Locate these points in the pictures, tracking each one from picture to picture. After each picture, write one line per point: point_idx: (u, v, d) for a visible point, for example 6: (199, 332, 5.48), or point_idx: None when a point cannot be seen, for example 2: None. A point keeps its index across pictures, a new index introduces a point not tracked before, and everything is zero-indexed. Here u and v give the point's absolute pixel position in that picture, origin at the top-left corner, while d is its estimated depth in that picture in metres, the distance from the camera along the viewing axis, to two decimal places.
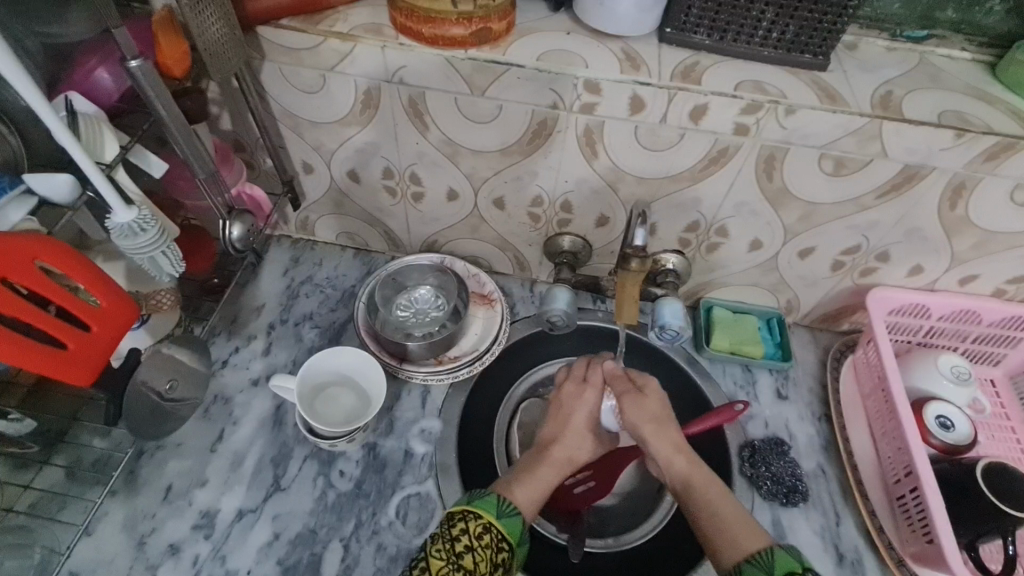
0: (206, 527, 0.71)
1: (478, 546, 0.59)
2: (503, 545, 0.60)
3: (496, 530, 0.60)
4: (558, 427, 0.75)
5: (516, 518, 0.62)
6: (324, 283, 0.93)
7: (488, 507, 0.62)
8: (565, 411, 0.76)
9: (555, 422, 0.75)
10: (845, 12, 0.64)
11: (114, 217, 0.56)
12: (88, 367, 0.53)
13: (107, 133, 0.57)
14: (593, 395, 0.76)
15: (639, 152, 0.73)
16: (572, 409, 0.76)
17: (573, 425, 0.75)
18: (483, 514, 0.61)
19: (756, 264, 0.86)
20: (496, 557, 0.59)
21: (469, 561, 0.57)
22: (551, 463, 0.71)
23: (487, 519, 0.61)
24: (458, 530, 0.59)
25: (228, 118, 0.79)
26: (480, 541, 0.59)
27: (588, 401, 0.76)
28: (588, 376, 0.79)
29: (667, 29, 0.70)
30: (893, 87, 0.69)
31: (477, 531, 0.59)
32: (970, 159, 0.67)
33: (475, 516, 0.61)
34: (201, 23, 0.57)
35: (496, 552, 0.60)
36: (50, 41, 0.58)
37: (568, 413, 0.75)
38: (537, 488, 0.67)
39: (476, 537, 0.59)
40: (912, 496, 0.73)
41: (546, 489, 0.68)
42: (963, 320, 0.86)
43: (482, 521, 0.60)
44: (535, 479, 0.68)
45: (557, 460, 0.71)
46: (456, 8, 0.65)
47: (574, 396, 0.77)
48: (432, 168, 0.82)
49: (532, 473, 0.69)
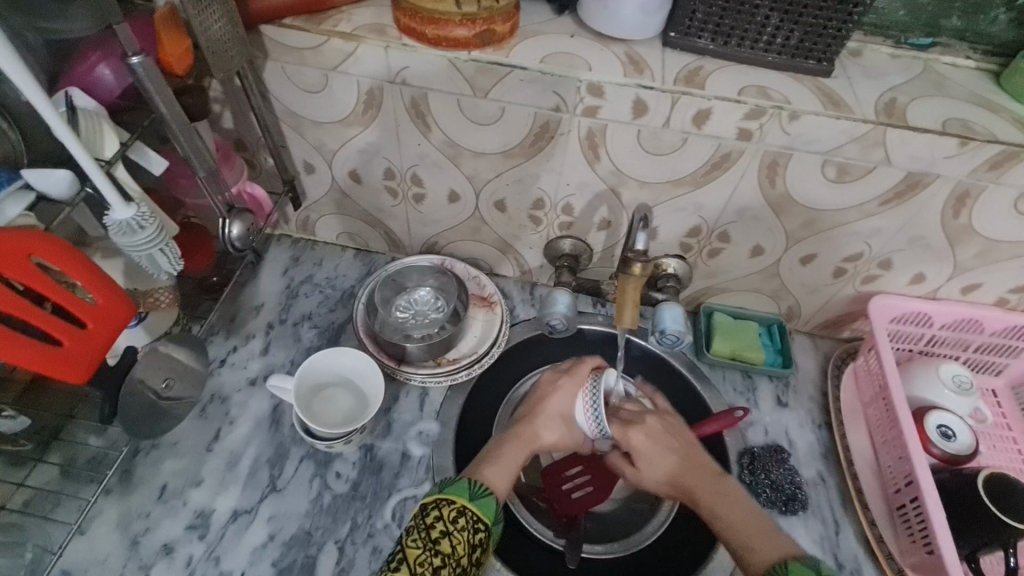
0: (200, 527, 0.71)
1: (453, 530, 0.58)
2: (479, 526, 0.60)
3: (470, 512, 0.60)
4: (532, 413, 0.73)
5: (490, 498, 0.62)
6: (324, 283, 0.93)
7: (461, 492, 0.61)
8: (541, 397, 0.74)
9: (530, 406, 0.73)
10: (850, 18, 0.63)
11: (112, 214, 0.55)
12: (81, 365, 0.52)
13: (107, 129, 0.57)
14: (571, 383, 0.74)
15: (642, 156, 0.73)
16: (546, 395, 0.74)
17: (547, 413, 0.72)
18: (456, 499, 0.60)
19: (757, 270, 0.86)
20: (474, 538, 0.59)
21: (445, 546, 0.57)
22: (521, 445, 0.69)
23: (460, 503, 0.60)
24: (432, 517, 0.59)
25: (230, 117, 0.78)
26: (456, 525, 0.59)
27: (564, 389, 0.74)
28: (570, 367, 0.76)
29: (672, 33, 0.70)
30: (897, 94, 0.69)
31: (452, 516, 0.59)
32: (974, 167, 0.67)
33: (448, 502, 0.60)
34: (204, 21, 0.57)
35: (473, 533, 0.59)
36: (53, 37, 0.58)
37: (544, 401, 0.73)
38: (506, 469, 0.66)
39: (451, 522, 0.59)
40: (912, 506, 0.72)
41: (516, 470, 0.66)
42: (965, 330, 0.85)
43: (456, 505, 0.60)
44: (505, 462, 0.66)
45: (528, 443, 0.70)
46: (459, 8, 0.64)
47: (551, 384, 0.75)
48: (434, 169, 0.81)
49: (501, 456, 0.67)
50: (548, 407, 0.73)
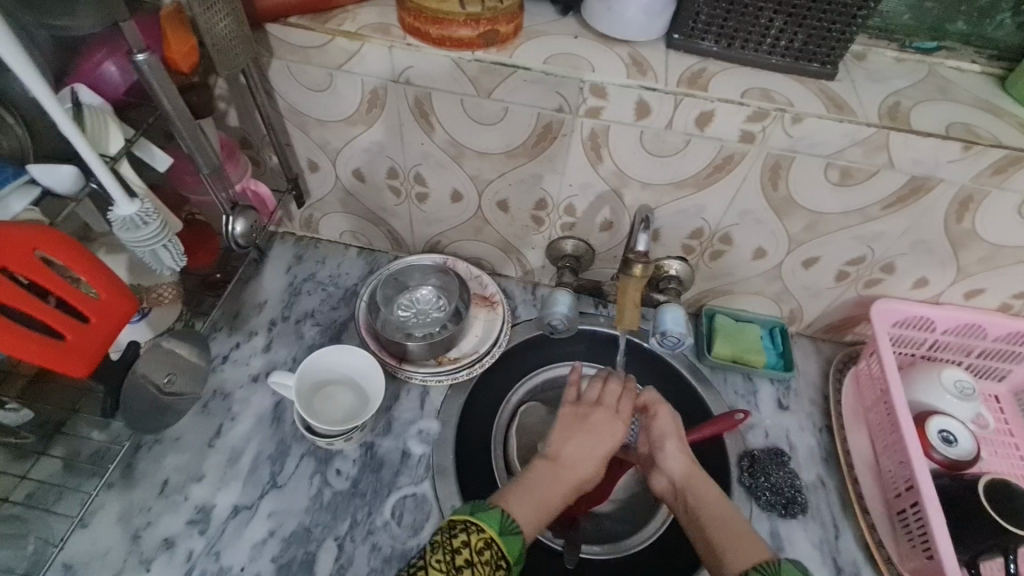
0: (201, 522, 0.71)
1: (477, 562, 0.56)
2: (502, 562, 0.58)
3: (497, 546, 0.58)
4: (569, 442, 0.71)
5: (519, 536, 0.60)
6: (326, 281, 0.93)
7: (491, 521, 0.59)
8: (586, 428, 0.71)
9: (571, 435, 0.71)
10: (854, 21, 0.63)
11: (115, 209, 0.55)
12: (83, 358, 0.52)
13: (112, 125, 0.57)
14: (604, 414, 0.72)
15: (644, 158, 0.73)
16: (594, 427, 0.72)
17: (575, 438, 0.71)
18: (486, 530, 0.58)
19: (759, 272, 0.86)
20: (495, 573, 0.57)
21: None
22: (559, 483, 0.67)
23: (489, 534, 0.58)
24: (459, 541, 0.57)
25: (235, 115, 0.79)
26: (480, 557, 0.57)
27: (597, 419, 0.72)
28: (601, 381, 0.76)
29: (676, 35, 0.70)
30: (901, 98, 0.69)
31: (478, 546, 0.57)
32: (978, 172, 0.67)
33: (477, 529, 0.58)
34: (210, 19, 0.57)
35: (495, 567, 0.57)
36: (60, 33, 0.58)
37: (581, 433, 0.71)
38: (533, 503, 0.64)
39: (476, 552, 0.57)
40: (913, 510, 0.72)
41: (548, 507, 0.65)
42: (967, 334, 0.85)
43: (484, 536, 0.58)
44: (538, 497, 0.64)
45: (567, 479, 0.67)
46: (464, 9, 0.65)
47: (595, 413, 0.73)
48: (437, 169, 0.82)
49: (534, 491, 0.65)
50: (587, 438, 0.71)
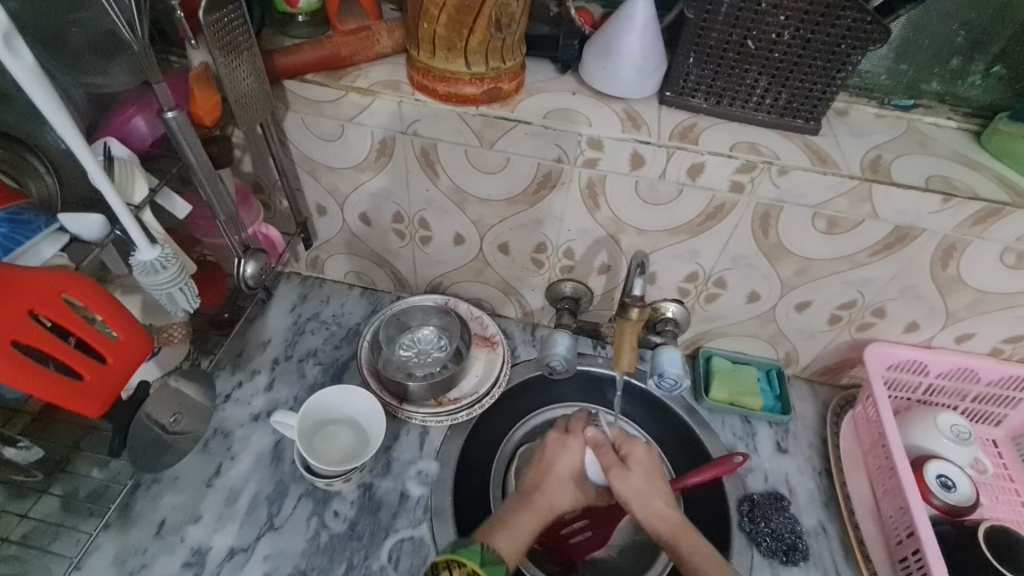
0: (196, 565, 0.71)
1: None
2: None
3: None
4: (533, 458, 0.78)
5: (500, 564, 0.65)
6: (330, 320, 0.96)
7: (473, 555, 0.65)
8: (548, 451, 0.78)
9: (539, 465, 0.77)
10: (834, 82, 0.68)
11: (137, 254, 0.58)
12: (97, 399, 0.53)
13: (138, 176, 0.61)
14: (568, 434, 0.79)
15: (640, 206, 0.77)
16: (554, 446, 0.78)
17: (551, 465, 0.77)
18: (468, 562, 0.64)
19: (754, 315, 0.88)
20: None
21: None
22: (532, 514, 0.73)
23: (472, 566, 0.64)
24: None
25: (249, 161, 0.83)
26: None
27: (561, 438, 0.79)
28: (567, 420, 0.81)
29: (667, 92, 0.74)
30: (882, 151, 0.73)
31: None
32: (959, 222, 0.70)
33: (460, 565, 0.64)
34: (233, 78, 0.62)
35: None
36: (94, 91, 0.64)
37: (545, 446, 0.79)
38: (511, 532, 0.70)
39: None
40: (914, 558, 0.71)
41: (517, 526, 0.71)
42: (962, 379, 0.86)
43: (467, 568, 0.64)
44: (516, 532, 0.70)
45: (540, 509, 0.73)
46: (469, 69, 0.69)
47: (556, 448, 0.78)
48: (440, 214, 0.85)
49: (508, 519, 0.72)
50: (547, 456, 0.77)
